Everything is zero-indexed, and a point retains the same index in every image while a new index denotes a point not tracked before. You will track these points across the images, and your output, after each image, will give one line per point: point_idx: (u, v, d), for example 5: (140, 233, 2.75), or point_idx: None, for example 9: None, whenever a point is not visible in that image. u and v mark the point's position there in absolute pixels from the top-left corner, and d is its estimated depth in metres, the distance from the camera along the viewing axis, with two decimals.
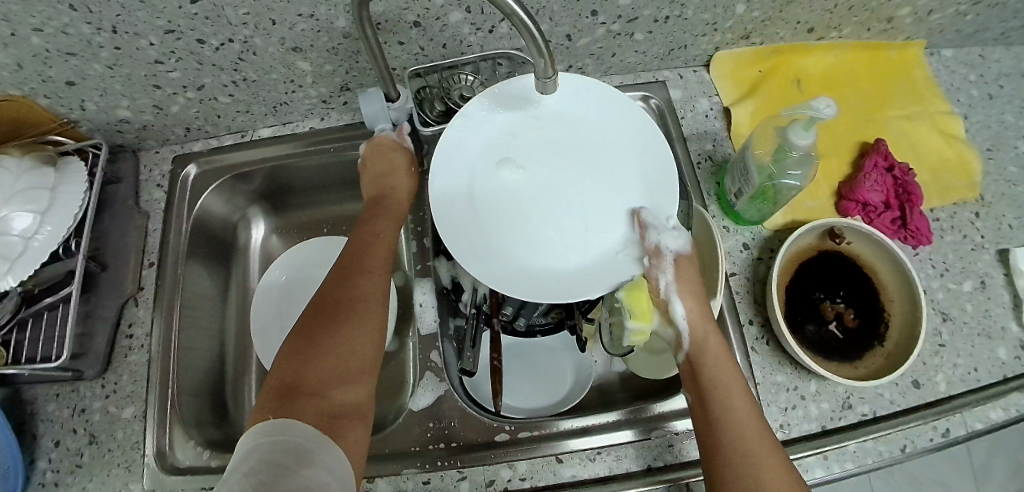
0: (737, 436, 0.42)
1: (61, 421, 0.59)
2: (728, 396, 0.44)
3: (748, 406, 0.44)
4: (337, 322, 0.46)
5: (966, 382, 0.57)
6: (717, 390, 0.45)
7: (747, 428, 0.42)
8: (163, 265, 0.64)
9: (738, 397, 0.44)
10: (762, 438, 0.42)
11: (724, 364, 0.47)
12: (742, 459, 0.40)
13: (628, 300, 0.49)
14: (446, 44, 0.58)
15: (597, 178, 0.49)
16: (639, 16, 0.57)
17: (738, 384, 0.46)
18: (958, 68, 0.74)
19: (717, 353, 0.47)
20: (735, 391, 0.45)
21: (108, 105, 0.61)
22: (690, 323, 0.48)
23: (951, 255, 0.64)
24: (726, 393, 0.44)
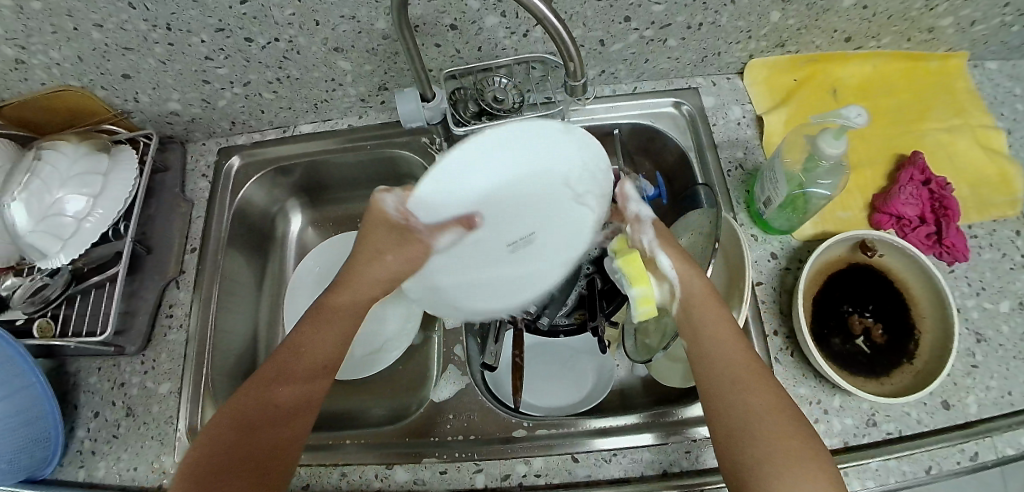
0: (727, 372, 0.44)
1: (101, 394, 0.62)
2: (712, 337, 0.47)
3: (734, 342, 0.46)
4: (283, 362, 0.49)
5: (1000, 406, 0.56)
6: (705, 327, 0.47)
7: (737, 365, 0.45)
8: (203, 250, 0.67)
9: (726, 335, 0.47)
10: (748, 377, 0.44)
11: (710, 304, 0.48)
12: (739, 394, 0.43)
13: (625, 266, 0.50)
14: (481, 47, 0.59)
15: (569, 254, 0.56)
16: (673, 23, 0.58)
17: (723, 321, 0.47)
18: (1002, 82, 0.72)
19: (703, 292, 0.49)
20: (723, 328, 0.47)
21: (159, 98, 0.65)
22: (679, 274, 0.49)
23: (989, 273, 0.62)
24: (712, 334, 0.47)
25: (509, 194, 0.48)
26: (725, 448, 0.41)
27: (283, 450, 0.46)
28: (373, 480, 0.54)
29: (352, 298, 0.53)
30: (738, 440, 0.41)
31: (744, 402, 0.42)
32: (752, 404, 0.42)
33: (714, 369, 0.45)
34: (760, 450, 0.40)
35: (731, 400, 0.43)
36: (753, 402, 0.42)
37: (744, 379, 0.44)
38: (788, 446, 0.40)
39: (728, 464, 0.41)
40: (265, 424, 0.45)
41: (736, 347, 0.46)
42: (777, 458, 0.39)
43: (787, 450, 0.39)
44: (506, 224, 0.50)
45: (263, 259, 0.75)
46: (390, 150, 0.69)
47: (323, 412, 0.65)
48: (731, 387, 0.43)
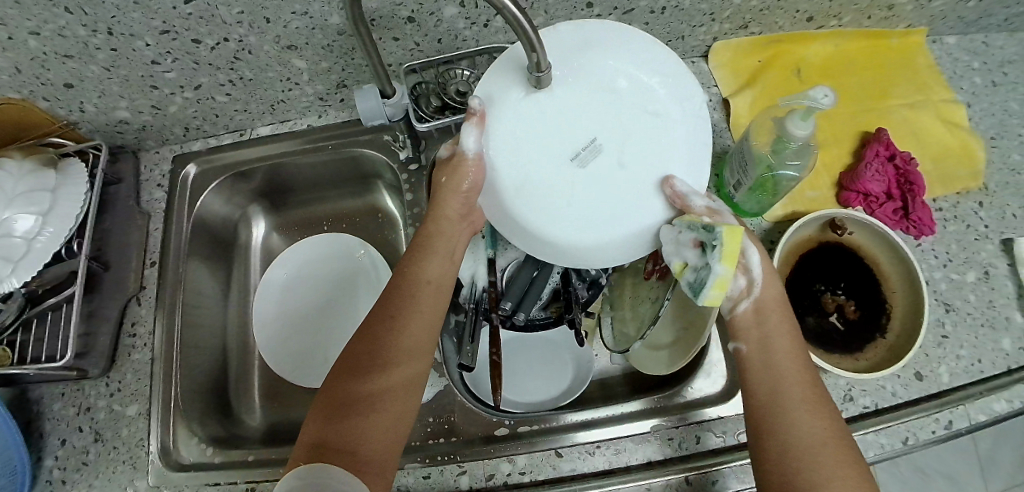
0: (792, 387, 0.42)
1: (67, 420, 0.60)
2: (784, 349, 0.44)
3: (797, 356, 0.44)
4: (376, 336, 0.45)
5: (969, 374, 0.57)
6: (772, 336, 0.45)
7: (801, 380, 0.42)
8: (164, 264, 0.64)
9: (791, 349, 0.44)
10: (818, 397, 0.41)
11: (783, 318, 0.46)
12: (801, 414, 0.40)
13: (728, 237, 0.39)
14: (440, 39, 0.58)
15: (644, 216, 0.43)
16: (636, 8, 0.57)
17: (789, 332, 0.45)
18: (960, 55, 0.73)
19: (778, 302, 0.46)
20: (788, 341, 0.45)
21: (107, 107, 0.61)
22: (764, 275, 0.46)
23: (954, 244, 0.63)
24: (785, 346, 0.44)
25: (561, 106, 0.44)
26: (777, 470, 0.39)
27: (396, 432, 0.43)
28: None
29: (440, 266, 0.49)
30: (795, 462, 0.38)
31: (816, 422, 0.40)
32: (816, 426, 0.40)
33: (773, 384, 0.42)
34: (821, 475, 0.37)
35: (792, 419, 0.40)
36: (818, 425, 0.40)
37: (809, 398, 0.41)
38: (850, 475, 0.38)
39: (776, 485, 0.39)
40: (376, 406, 0.42)
41: (800, 360, 0.44)
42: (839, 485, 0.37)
43: (848, 477, 0.37)
44: (556, 142, 0.43)
45: (228, 269, 0.72)
46: (353, 149, 0.67)
47: None
48: (803, 404, 0.41)
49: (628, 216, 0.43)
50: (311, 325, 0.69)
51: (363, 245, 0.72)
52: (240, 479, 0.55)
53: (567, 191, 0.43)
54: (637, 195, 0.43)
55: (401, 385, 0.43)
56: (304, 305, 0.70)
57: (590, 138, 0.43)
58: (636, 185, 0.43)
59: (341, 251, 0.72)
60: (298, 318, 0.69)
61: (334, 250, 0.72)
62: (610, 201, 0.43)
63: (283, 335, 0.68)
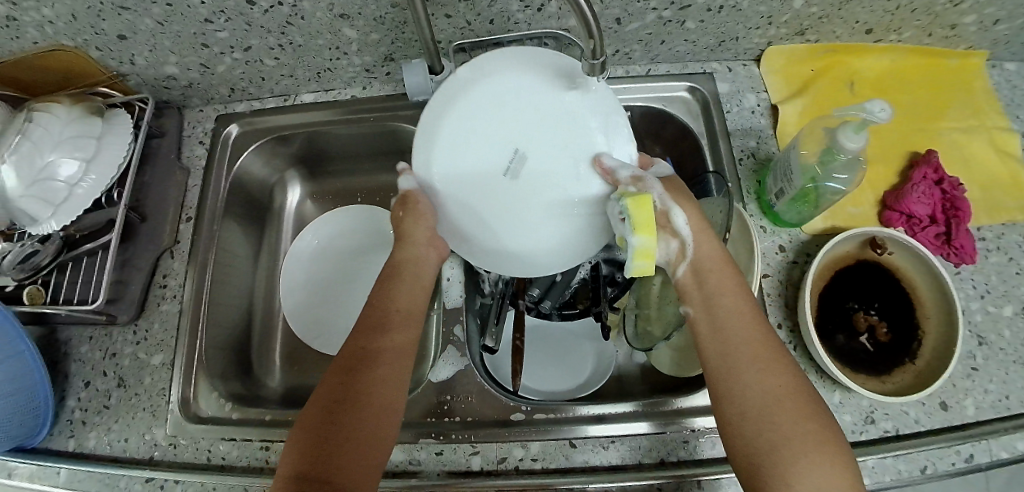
0: (738, 344, 0.43)
1: (92, 363, 0.61)
2: (729, 308, 0.45)
3: (747, 313, 0.45)
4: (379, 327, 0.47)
5: (997, 409, 0.56)
6: (718, 294, 0.45)
7: (749, 337, 0.43)
8: (198, 221, 0.65)
9: (739, 305, 0.45)
10: (766, 352, 0.42)
11: (724, 274, 0.46)
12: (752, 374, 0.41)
13: (630, 208, 0.44)
14: (493, 20, 0.57)
15: (558, 209, 0.50)
16: (693, 4, 0.56)
17: (736, 286, 0.46)
18: (1020, 83, 0.70)
19: (716, 259, 0.47)
20: (736, 296, 0.45)
21: (156, 61, 0.62)
22: (694, 235, 0.48)
23: (995, 276, 0.62)
24: (730, 305, 0.45)
25: (501, 123, 0.50)
26: (734, 432, 0.40)
27: (382, 422, 0.43)
28: None
29: (410, 291, 0.50)
30: (751, 421, 0.40)
31: (763, 377, 0.41)
32: (765, 385, 0.41)
33: (726, 346, 0.43)
34: (771, 435, 0.39)
35: (745, 379, 0.41)
36: (767, 383, 0.41)
37: (757, 354, 0.42)
38: (799, 429, 0.39)
39: (739, 449, 0.40)
40: (369, 391, 0.43)
41: (750, 318, 0.44)
42: (787, 442, 0.38)
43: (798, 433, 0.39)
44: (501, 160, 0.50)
45: (259, 232, 0.73)
46: (394, 124, 0.67)
47: None
48: (750, 362, 0.42)
49: (552, 211, 0.50)
50: (335, 295, 0.69)
51: (379, 248, 0.71)
52: (255, 438, 0.56)
53: (516, 198, 0.50)
54: (562, 189, 0.50)
55: (380, 380, 0.44)
56: (329, 275, 0.70)
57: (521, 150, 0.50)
58: (562, 180, 0.50)
59: (370, 225, 0.73)
60: (323, 286, 0.70)
61: (365, 224, 0.73)
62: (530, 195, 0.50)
63: (306, 302, 0.69)
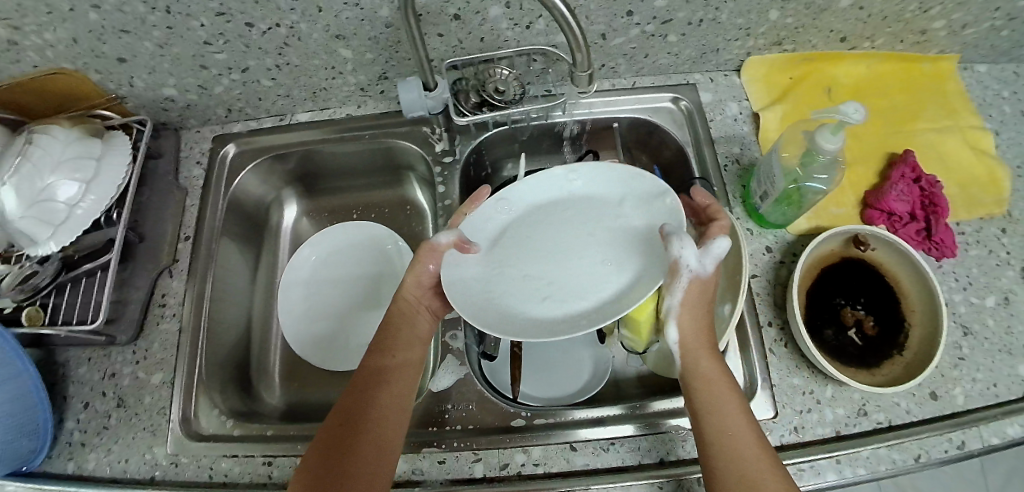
0: (731, 466, 0.42)
1: (92, 384, 0.61)
2: (723, 423, 0.44)
3: (744, 427, 0.44)
4: (381, 355, 0.52)
5: (985, 397, 0.58)
6: (718, 407, 0.45)
7: (745, 454, 0.43)
8: (197, 240, 0.66)
9: (738, 422, 0.45)
10: (761, 470, 0.42)
11: (719, 389, 0.46)
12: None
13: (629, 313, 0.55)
14: (483, 38, 0.59)
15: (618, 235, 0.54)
16: (675, 19, 0.58)
17: (731, 398, 0.46)
18: (991, 84, 0.73)
19: (711, 374, 0.47)
20: (734, 409, 0.45)
21: (155, 83, 0.64)
22: (682, 344, 0.48)
23: (976, 268, 0.64)
24: (723, 419, 0.45)
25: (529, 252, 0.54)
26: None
27: (387, 451, 0.46)
28: None
29: (407, 334, 0.53)
30: None
31: None
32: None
33: (732, 471, 0.42)
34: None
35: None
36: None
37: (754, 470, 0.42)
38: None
39: None
40: (376, 407, 0.48)
41: (746, 431, 0.44)
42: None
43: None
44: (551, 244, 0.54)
45: (256, 250, 0.74)
46: (388, 140, 0.68)
47: (326, 406, 0.66)
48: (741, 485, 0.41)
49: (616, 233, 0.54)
50: (332, 308, 0.70)
51: (377, 308, 0.69)
52: (257, 453, 0.56)
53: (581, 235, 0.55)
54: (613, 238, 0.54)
55: (383, 414, 0.48)
56: (326, 288, 0.71)
57: (563, 253, 0.54)
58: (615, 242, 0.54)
59: (364, 239, 0.73)
60: (321, 300, 0.70)
61: (360, 237, 0.73)
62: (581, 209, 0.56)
63: (305, 316, 0.69)
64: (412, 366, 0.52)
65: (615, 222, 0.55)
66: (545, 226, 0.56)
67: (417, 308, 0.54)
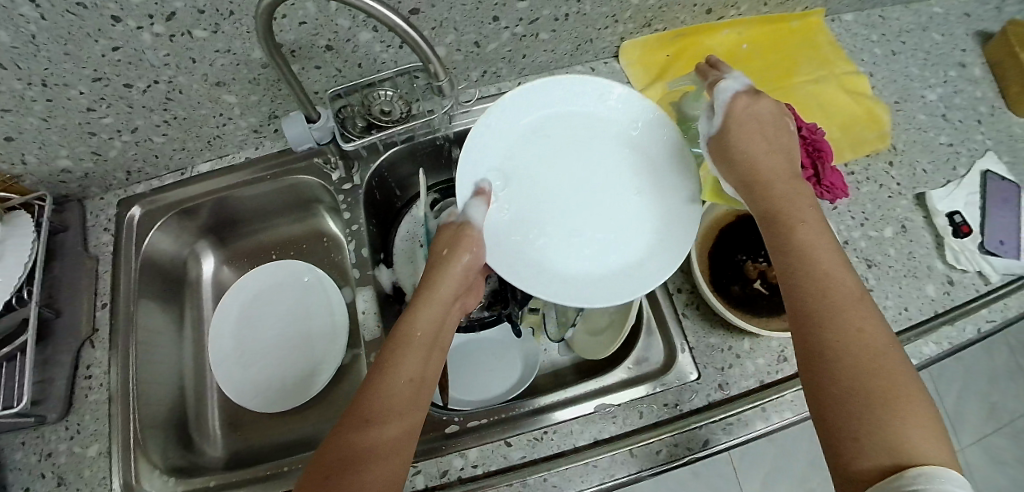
0: (843, 329, 0.37)
1: (28, 468, 0.60)
2: (825, 278, 0.39)
3: (838, 266, 0.40)
4: (406, 338, 0.45)
5: (899, 322, 0.62)
6: (799, 241, 0.41)
7: (837, 290, 0.38)
8: (115, 305, 0.65)
9: (828, 257, 0.40)
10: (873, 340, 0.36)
11: (819, 251, 0.41)
12: (835, 329, 0.37)
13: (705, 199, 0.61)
14: (361, 63, 0.60)
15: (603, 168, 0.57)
16: (540, 17, 0.60)
17: (821, 235, 0.41)
18: (860, 31, 0.77)
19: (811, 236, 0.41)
20: (821, 245, 0.41)
21: (48, 157, 0.64)
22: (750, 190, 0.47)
23: (869, 204, 0.67)
24: (829, 278, 0.39)
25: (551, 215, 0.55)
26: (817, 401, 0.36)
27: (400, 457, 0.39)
28: None
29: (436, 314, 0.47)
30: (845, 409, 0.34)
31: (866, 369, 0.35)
32: (854, 341, 0.36)
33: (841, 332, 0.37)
34: (854, 400, 0.34)
35: (826, 336, 0.37)
36: (850, 342, 0.36)
37: (845, 305, 0.38)
38: (891, 396, 0.34)
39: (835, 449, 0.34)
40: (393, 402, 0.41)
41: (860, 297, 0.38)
42: (872, 406, 0.34)
43: (880, 395, 0.34)
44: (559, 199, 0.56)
45: (180, 306, 0.74)
46: (293, 177, 0.69)
47: (274, 447, 0.66)
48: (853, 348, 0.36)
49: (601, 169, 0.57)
50: (267, 350, 0.70)
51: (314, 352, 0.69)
52: None
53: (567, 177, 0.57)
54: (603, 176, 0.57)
55: (399, 409, 0.41)
56: (258, 331, 0.71)
57: (580, 204, 0.56)
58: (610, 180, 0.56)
59: (290, 278, 0.74)
60: (254, 344, 0.70)
61: (287, 276, 0.74)
62: (571, 145, 0.58)
63: (239, 363, 0.69)
64: (436, 359, 0.45)
65: (599, 161, 0.57)
66: (531, 175, 0.56)
67: (448, 308, 0.49)
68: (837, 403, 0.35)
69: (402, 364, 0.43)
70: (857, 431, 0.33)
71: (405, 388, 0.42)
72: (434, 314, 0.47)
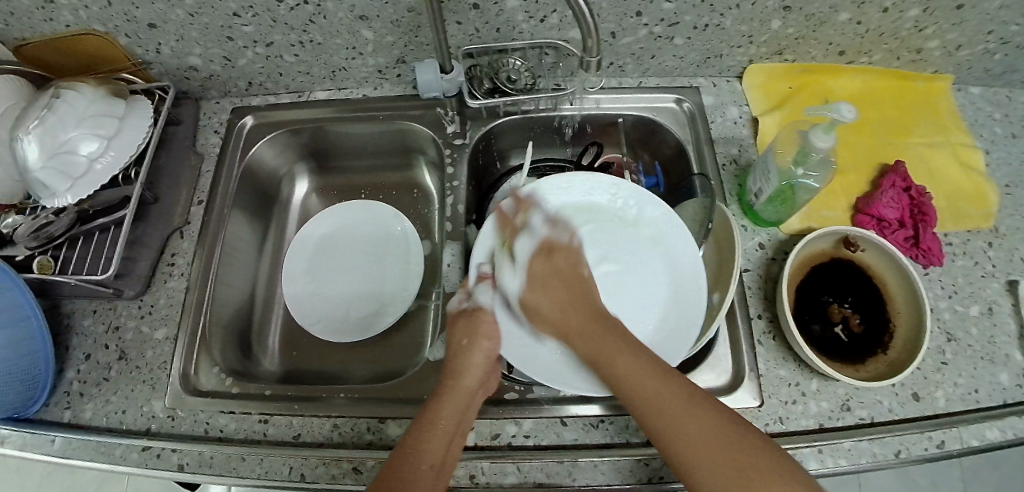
0: (686, 435, 0.41)
1: (94, 337, 0.63)
2: (641, 391, 0.44)
3: (663, 395, 0.43)
4: (428, 423, 0.48)
5: (966, 401, 0.60)
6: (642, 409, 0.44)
7: (666, 405, 0.43)
8: (211, 203, 0.68)
9: (650, 378, 0.44)
10: (698, 424, 0.41)
11: (647, 384, 0.44)
12: (689, 438, 0.41)
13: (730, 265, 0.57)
14: (499, 28, 0.61)
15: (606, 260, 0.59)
16: (681, 21, 0.61)
17: (639, 361, 0.46)
18: (983, 106, 0.76)
19: (666, 428, 0.42)
20: (638, 365, 0.46)
21: (181, 52, 0.66)
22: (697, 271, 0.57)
23: (961, 278, 0.66)
24: (639, 388, 0.44)
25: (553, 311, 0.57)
26: (688, 472, 0.40)
27: None
28: (365, 432, 0.56)
29: (457, 401, 0.50)
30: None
31: (717, 440, 0.40)
32: (704, 456, 0.39)
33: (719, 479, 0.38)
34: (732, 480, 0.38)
35: (686, 445, 0.40)
36: (709, 457, 0.39)
37: (676, 419, 0.42)
38: (753, 460, 0.39)
39: None
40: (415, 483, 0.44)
41: (658, 386, 0.44)
42: (747, 477, 0.38)
43: (752, 465, 0.38)
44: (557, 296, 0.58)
45: (265, 220, 0.76)
46: (401, 123, 0.70)
47: (312, 373, 0.67)
48: (681, 436, 0.41)
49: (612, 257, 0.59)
50: (334, 283, 0.72)
51: (382, 296, 0.70)
52: (254, 410, 0.58)
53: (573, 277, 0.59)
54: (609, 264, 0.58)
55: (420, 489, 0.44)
56: (332, 263, 0.73)
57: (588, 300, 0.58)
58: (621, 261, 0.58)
59: (373, 219, 0.75)
60: (324, 274, 0.72)
61: (370, 217, 0.75)
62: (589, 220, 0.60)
63: (308, 289, 0.71)
64: (457, 444, 0.48)
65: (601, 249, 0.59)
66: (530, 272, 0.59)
67: (472, 395, 0.52)
68: (718, 471, 0.39)
69: (427, 448, 0.46)
70: None
71: (430, 472, 0.45)
72: (460, 401, 0.50)
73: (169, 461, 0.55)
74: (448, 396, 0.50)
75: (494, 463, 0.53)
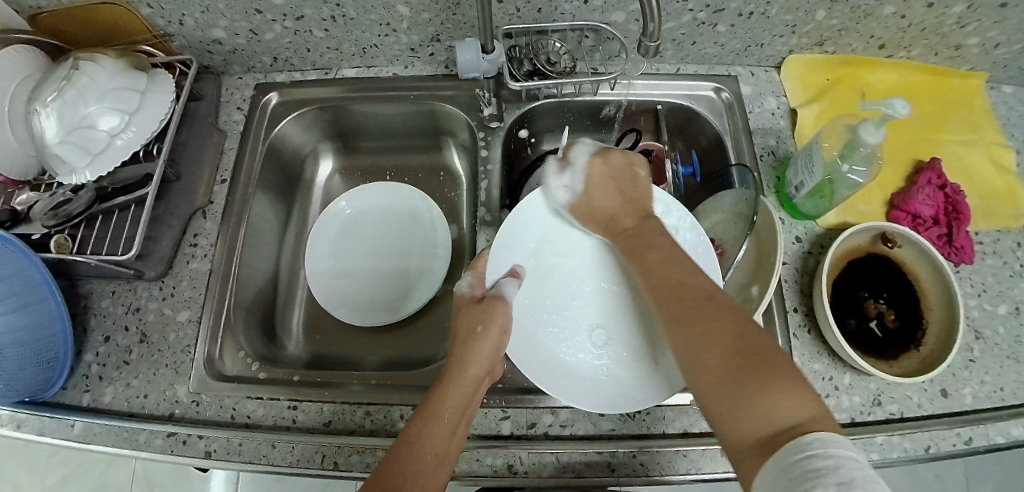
0: (710, 326, 0.38)
1: (114, 318, 0.61)
2: (672, 270, 0.43)
3: (697, 279, 0.42)
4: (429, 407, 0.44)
5: (992, 399, 0.59)
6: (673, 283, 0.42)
7: (698, 292, 0.41)
8: (234, 183, 0.66)
9: (683, 270, 0.43)
10: (728, 321, 0.38)
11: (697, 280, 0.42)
12: (700, 331, 0.38)
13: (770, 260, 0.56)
14: (541, 8, 0.60)
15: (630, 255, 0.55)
16: (727, 8, 0.60)
17: (669, 256, 0.45)
18: (1016, 105, 0.75)
19: (697, 304, 0.40)
20: (668, 258, 0.45)
21: (206, 24, 0.63)
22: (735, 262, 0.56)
23: (991, 277, 0.66)
24: (677, 271, 0.43)
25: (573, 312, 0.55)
26: (690, 355, 0.38)
27: None
28: (398, 421, 0.55)
29: (465, 388, 0.46)
30: (725, 392, 0.35)
31: (738, 339, 0.37)
32: (711, 341, 0.37)
33: (719, 371, 0.36)
34: (736, 376, 0.35)
35: (690, 338, 0.38)
36: (710, 348, 0.37)
37: (702, 306, 0.40)
38: (774, 372, 0.35)
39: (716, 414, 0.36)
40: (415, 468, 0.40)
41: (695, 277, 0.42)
42: (746, 381, 0.35)
43: (768, 370, 0.35)
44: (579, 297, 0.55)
45: (289, 201, 0.74)
46: (432, 104, 0.68)
47: (325, 358, 0.66)
48: (706, 324, 0.38)
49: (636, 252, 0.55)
50: (360, 268, 0.70)
51: (410, 282, 0.69)
52: (283, 396, 0.56)
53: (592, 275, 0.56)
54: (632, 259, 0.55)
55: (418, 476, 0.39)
56: (358, 248, 0.71)
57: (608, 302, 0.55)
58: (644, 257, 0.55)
59: (400, 203, 0.73)
60: (350, 259, 0.71)
61: (397, 201, 0.73)
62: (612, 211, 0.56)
63: (334, 273, 0.70)
64: (460, 434, 0.44)
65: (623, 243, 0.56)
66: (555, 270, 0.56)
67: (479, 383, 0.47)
68: (719, 364, 0.36)
69: (430, 438, 0.42)
70: (741, 408, 0.34)
71: (434, 459, 0.41)
72: (467, 387, 0.46)
73: (197, 448, 0.54)
74: (453, 384, 0.45)
75: (532, 453, 0.53)
